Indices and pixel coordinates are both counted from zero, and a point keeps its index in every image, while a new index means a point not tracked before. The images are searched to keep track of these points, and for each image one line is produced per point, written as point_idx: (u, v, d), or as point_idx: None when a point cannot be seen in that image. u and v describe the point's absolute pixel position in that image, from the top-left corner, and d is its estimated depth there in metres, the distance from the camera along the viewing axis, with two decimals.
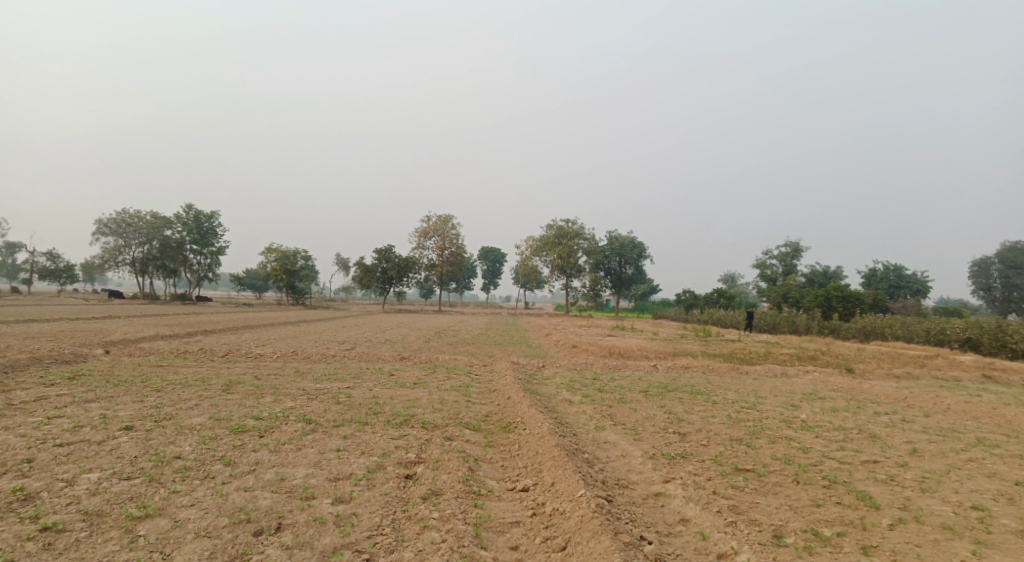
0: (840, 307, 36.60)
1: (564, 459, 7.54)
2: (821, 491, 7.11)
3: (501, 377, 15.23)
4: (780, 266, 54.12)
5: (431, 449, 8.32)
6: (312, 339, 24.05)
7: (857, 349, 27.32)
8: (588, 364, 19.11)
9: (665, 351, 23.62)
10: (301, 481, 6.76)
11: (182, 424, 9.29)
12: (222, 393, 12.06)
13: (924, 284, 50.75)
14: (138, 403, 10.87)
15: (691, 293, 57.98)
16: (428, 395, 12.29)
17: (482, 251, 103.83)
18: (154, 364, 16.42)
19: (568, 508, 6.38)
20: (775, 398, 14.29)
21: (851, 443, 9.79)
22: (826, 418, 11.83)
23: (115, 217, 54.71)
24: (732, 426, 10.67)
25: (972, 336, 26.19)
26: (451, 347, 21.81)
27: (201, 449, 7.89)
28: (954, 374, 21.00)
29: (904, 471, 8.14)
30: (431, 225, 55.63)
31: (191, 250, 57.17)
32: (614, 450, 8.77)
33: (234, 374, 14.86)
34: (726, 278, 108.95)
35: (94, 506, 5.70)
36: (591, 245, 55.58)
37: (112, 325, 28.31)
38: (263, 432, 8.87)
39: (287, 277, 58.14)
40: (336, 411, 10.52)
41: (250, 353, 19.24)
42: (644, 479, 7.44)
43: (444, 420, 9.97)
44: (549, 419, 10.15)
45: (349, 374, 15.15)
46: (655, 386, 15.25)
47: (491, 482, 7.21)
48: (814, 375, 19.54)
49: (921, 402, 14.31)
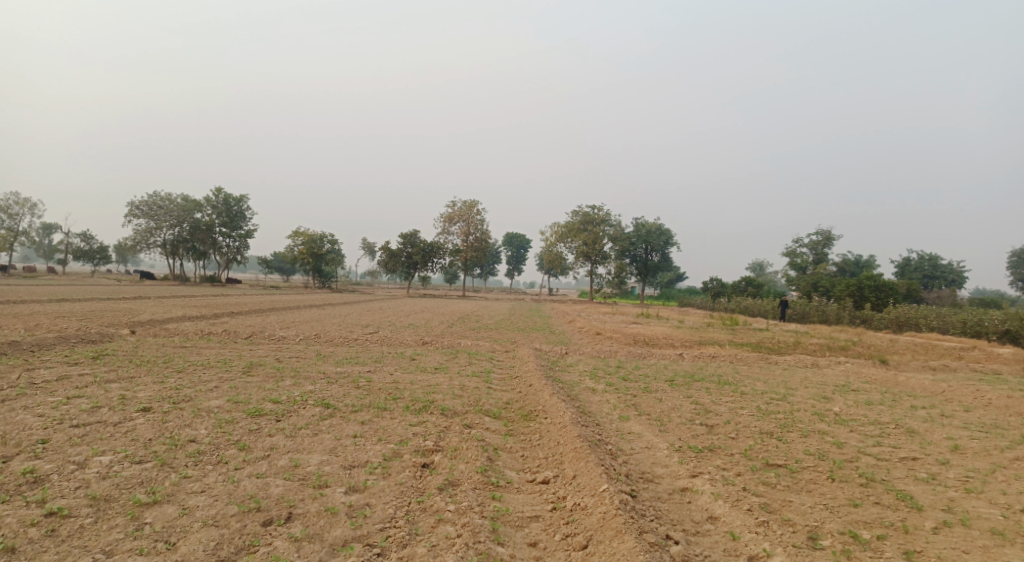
0: (872, 297, 35.61)
1: (586, 451, 7.24)
2: (858, 490, 6.71)
3: (523, 364, 14.96)
4: (810, 254, 52.93)
5: (450, 437, 8.09)
6: (336, 322, 24.07)
7: (890, 341, 26.51)
8: (612, 352, 18.75)
9: (691, 339, 23.12)
10: (316, 468, 6.58)
11: (200, 407, 9.20)
12: (242, 376, 12.00)
13: (960, 274, 49.23)
14: (157, 385, 10.84)
15: (718, 281, 57.03)
16: (448, 381, 12.07)
17: (507, 237, 103.43)
18: (178, 345, 16.49)
19: (590, 503, 6.09)
20: (806, 390, 13.79)
21: (888, 438, 9.34)
22: (860, 412, 11.35)
23: (147, 199, 55.52)
24: (762, 418, 10.27)
25: (1012, 328, 25.24)
26: (473, 332, 21.64)
27: (215, 433, 7.75)
28: (994, 367, 20.22)
29: (947, 470, 7.68)
30: (456, 210, 55.44)
31: (220, 233, 57.80)
32: (638, 441, 8.46)
33: (256, 356, 14.83)
34: (753, 265, 107.28)
35: (102, 491, 5.60)
36: (617, 231, 54.93)
37: (141, 306, 28.64)
38: (280, 417, 8.73)
39: (313, 260, 58.50)
40: (355, 396, 10.36)
41: (273, 335, 19.24)
42: (670, 474, 7.13)
43: (464, 408, 9.73)
44: (572, 408, 9.87)
45: (371, 358, 15.02)
46: (682, 375, 14.87)
47: (510, 473, 6.95)
48: (846, 367, 18.92)
49: (961, 396, 13.70)
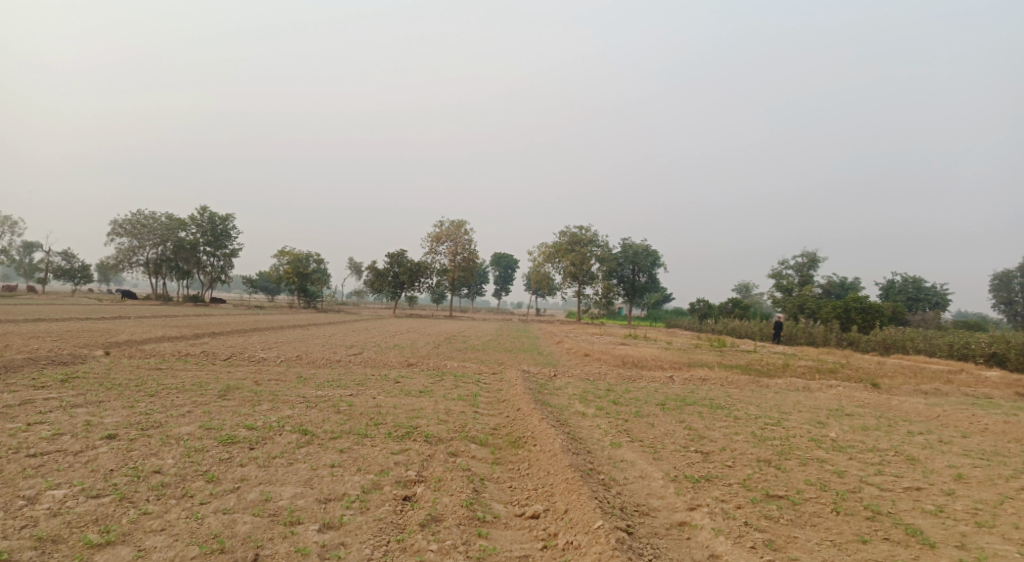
0: (859, 319, 35.57)
1: (579, 483, 6.84)
2: (865, 524, 6.38)
3: (511, 387, 14.52)
4: (796, 276, 53.08)
5: (433, 466, 7.65)
6: (320, 343, 23.51)
7: (877, 363, 26.39)
8: (601, 374, 18.38)
9: (680, 361, 22.79)
10: (288, 502, 6.13)
11: (170, 434, 8.70)
12: (218, 399, 11.49)
13: (944, 297, 49.51)
14: (127, 410, 10.30)
15: (705, 303, 56.98)
16: (433, 405, 11.64)
17: (495, 257, 103.10)
18: (153, 367, 15.90)
19: (584, 541, 5.69)
20: (799, 415, 13.47)
21: (890, 466, 9.02)
22: (858, 438, 11.03)
23: (130, 217, 54.69)
24: (758, 445, 9.91)
25: (998, 351, 25.19)
26: (460, 353, 21.20)
27: (183, 463, 7.27)
28: (985, 391, 20.00)
29: (954, 501, 7.36)
30: (443, 230, 55.13)
31: (204, 252, 57.01)
32: (631, 471, 8.07)
33: (234, 379, 14.30)
34: (739, 286, 107.49)
35: (50, 530, 5.20)
36: (605, 252, 54.82)
37: (120, 326, 27.94)
38: (253, 445, 8.24)
39: (298, 280, 57.76)
40: (335, 421, 9.88)
41: (253, 356, 18.68)
42: (666, 506, 6.74)
43: (449, 434, 9.29)
44: (562, 435, 9.46)
45: (353, 381, 14.55)
46: (673, 398, 14.49)
47: (498, 506, 6.53)
48: (838, 390, 18.65)
49: (957, 421, 13.43)
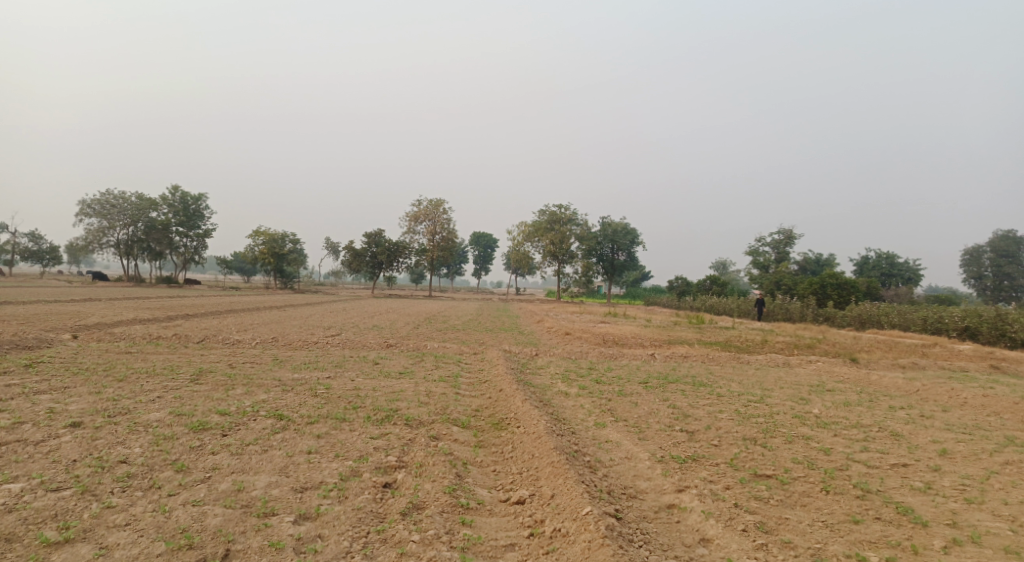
0: (835, 295, 35.90)
1: (565, 466, 6.65)
2: (855, 504, 6.30)
3: (492, 367, 14.30)
4: (773, 253, 53.45)
5: (414, 451, 7.40)
6: (297, 324, 23.07)
7: (853, 338, 26.65)
8: (582, 353, 18.25)
9: (661, 339, 22.75)
10: (262, 492, 5.85)
11: (138, 421, 8.34)
12: (189, 384, 11.09)
13: (916, 272, 50.23)
14: (93, 395, 9.88)
15: (683, 280, 57.24)
16: (413, 387, 11.36)
17: (474, 236, 102.53)
18: (122, 351, 15.36)
19: (572, 528, 5.51)
20: (782, 391, 13.44)
21: (875, 442, 8.98)
22: (841, 414, 11.02)
23: (99, 197, 53.03)
24: (743, 423, 9.80)
25: (971, 325, 25.53)
26: (440, 334, 20.91)
27: (150, 452, 6.93)
28: (960, 365, 20.25)
29: (941, 477, 7.31)
30: (422, 209, 54.41)
31: (177, 233, 55.68)
32: (617, 451, 7.91)
33: (207, 362, 13.88)
34: (716, 265, 108.22)
35: (4, 529, 4.90)
36: (584, 230, 54.64)
37: (89, 309, 27.14)
38: (226, 431, 7.93)
39: (275, 260, 56.78)
40: (311, 405, 9.57)
41: (227, 339, 18.20)
42: (655, 488, 6.59)
43: (430, 417, 9.04)
44: (545, 416, 9.27)
45: (331, 363, 14.21)
46: (656, 376, 14.40)
47: (482, 492, 6.31)
48: (818, 365, 18.72)
49: (936, 395, 13.52)
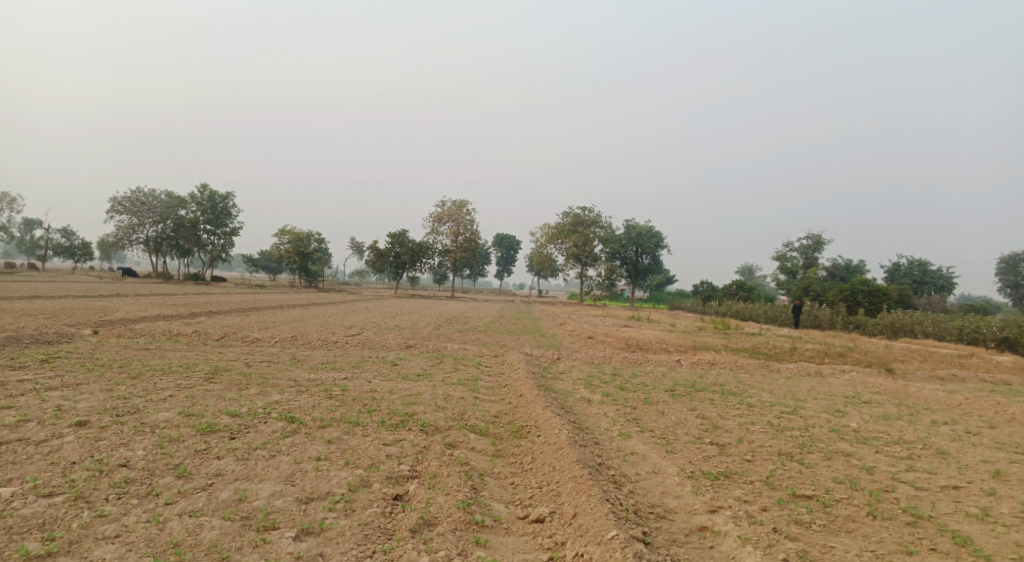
0: (866, 302, 34.82)
1: (588, 482, 6.21)
2: (906, 531, 5.78)
3: (512, 371, 13.88)
4: (801, 258, 52.25)
5: (428, 460, 6.99)
6: (318, 323, 22.87)
7: (885, 347, 25.70)
8: (606, 357, 17.76)
9: (686, 344, 22.10)
10: (264, 501, 5.53)
11: (145, 421, 8.06)
12: (203, 383, 10.87)
13: (950, 280, 48.71)
14: (103, 393, 9.66)
15: (708, 284, 56.28)
16: (430, 390, 10.98)
17: (497, 238, 102.29)
18: (141, 347, 15.23)
19: (595, 554, 5.10)
20: (816, 402, 12.82)
21: (920, 460, 8.40)
22: (881, 429, 10.39)
23: (130, 194, 53.79)
24: (777, 437, 9.23)
25: (1010, 336, 24.45)
26: (460, 335, 20.58)
27: (153, 455, 6.63)
28: (1002, 377, 19.29)
29: (999, 503, 6.71)
30: (445, 210, 54.19)
31: (205, 231, 56.24)
32: (643, 464, 7.44)
33: (223, 360, 13.65)
34: (743, 270, 106.20)
35: None
36: (608, 233, 53.94)
37: (115, 304, 27.32)
38: (234, 434, 7.61)
39: (299, 259, 57.00)
40: (325, 408, 9.23)
41: (246, 337, 18.03)
42: (685, 507, 6.13)
43: (446, 423, 8.64)
44: (568, 424, 8.82)
45: (349, 363, 13.92)
46: (682, 384, 13.84)
47: (499, 507, 5.91)
48: (852, 375, 17.97)
49: (981, 410, 12.75)
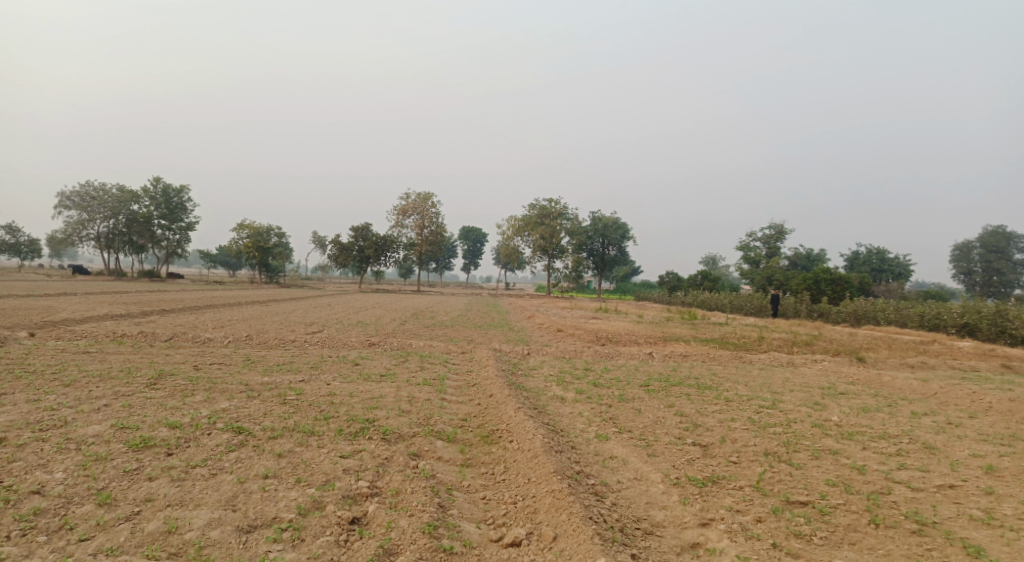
0: (829, 290, 35.08)
1: (567, 497, 5.66)
2: (913, 544, 5.37)
3: (481, 368, 13.23)
4: (763, 248, 52.69)
5: (390, 474, 6.28)
6: (276, 320, 21.84)
7: (849, 335, 25.76)
8: (576, 351, 17.26)
9: (656, 336, 21.75)
10: (196, 533, 4.94)
11: (71, 436, 7.17)
12: (144, 389, 9.94)
13: (906, 268, 49.63)
14: (29, 405, 8.68)
15: (674, 275, 56.40)
16: (394, 392, 10.25)
17: (463, 231, 101.27)
18: (79, 351, 14.09)
19: None
20: (793, 395, 12.48)
21: (910, 456, 8.05)
22: (862, 422, 10.06)
23: (79, 189, 51.38)
24: (761, 434, 8.75)
25: (970, 321, 24.69)
26: (426, 330, 19.86)
27: (75, 477, 5.82)
28: (969, 364, 19.33)
29: (1000, 503, 6.35)
30: (410, 202, 53.06)
31: (159, 226, 54.01)
32: (624, 471, 6.89)
33: (169, 364, 12.68)
34: (707, 260, 107.38)
35: None
36: (575, 224, 53.49)
37: (60, 303, 25.74)
38: (172, 449, 6.82)
39: (260, 254, 55.18)
40: (277, 415, 8.44)
41: (198, 336, 17.00)
42: (674, 521, 5.63)
43: (411, 429, 7.93)
44: (542, 427, 8.21)
45: (307, 364, 13.08)
46: (657, 379, 13.36)
47: (470, 529, 5.35)
48: (823, 364, 17.79)
49: (957, 399, 12.55)
